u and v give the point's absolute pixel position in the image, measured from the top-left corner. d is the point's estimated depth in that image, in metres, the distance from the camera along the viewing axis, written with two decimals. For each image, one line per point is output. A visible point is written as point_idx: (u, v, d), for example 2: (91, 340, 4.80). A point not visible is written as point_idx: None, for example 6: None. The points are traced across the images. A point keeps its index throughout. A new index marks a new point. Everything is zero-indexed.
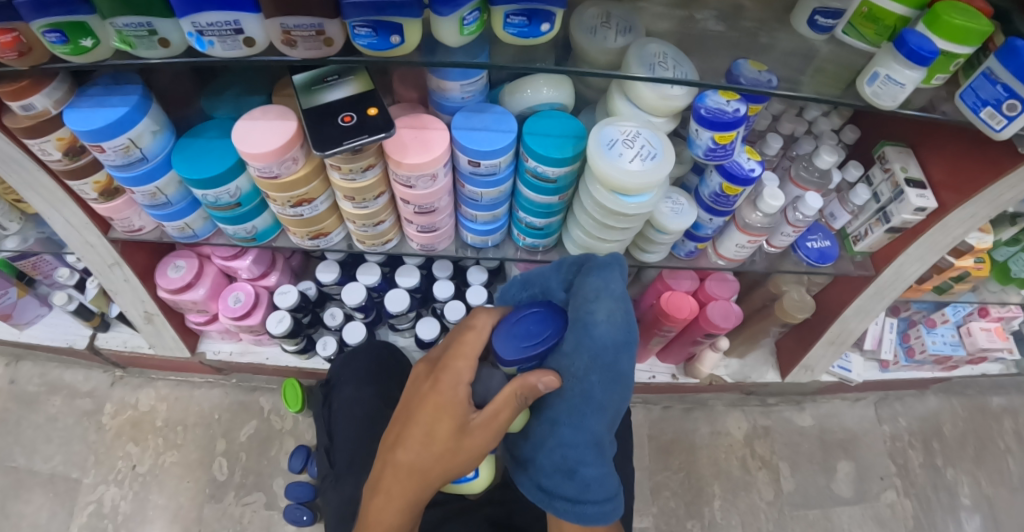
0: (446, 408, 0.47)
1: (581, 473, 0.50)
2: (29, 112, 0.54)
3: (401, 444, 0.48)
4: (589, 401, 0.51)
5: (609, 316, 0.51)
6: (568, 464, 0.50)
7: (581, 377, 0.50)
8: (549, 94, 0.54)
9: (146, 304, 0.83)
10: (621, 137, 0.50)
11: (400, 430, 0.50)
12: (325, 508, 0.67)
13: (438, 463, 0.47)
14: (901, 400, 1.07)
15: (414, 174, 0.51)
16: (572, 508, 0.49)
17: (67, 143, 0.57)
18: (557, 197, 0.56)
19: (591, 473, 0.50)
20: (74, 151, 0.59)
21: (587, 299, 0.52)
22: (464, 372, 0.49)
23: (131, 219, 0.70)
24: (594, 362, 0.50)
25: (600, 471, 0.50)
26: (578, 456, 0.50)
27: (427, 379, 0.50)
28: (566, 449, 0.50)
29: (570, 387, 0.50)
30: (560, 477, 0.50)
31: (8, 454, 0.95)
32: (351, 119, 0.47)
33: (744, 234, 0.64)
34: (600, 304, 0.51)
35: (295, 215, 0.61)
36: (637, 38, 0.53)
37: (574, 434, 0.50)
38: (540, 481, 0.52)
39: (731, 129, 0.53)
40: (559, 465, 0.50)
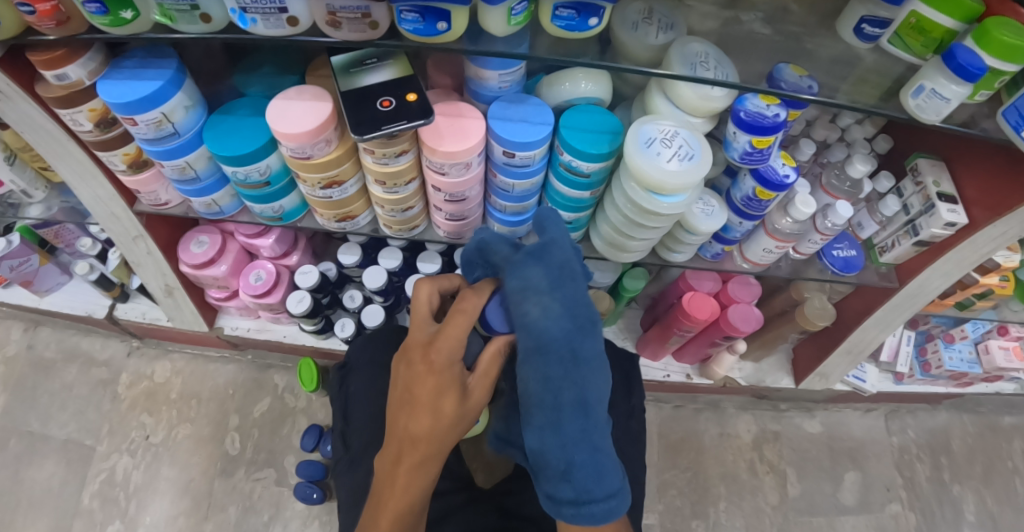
0: (446, 384, 0.46)
1: (578, 475, 0.46)
2: (63, 82, 0.54)
3: (409, 421, 0.47)
4: (565, 398, 0.47)
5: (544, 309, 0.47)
6: (565, 467, 0.47)
7: (541, 377, 0.47)
8: (587, 88, 0.53)
9: (167, 278, 0.84)
10: (659, 136, 0.50)
11: (402, 408, 0.48)
12: (340, 488, 0.65)
13: (449, 428, 0.47)
14: (913, 413, 1.06)
15: (448, 161, 0.51)
16: (578, 512, 0.46)
17: (99, 114, 0.57)
18: (588, 192, 0.56)
19: (586, 473, 0.46)
20: (105, 122, 0.59)
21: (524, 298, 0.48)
22: (457, 347, 0.47)
23: (158, 192, 0.70)
24: (535, 352, 0.47)
25: (598, 463, 0.47)
26: (569, 455, 0.47)
27: (419, 357, 0.47)
28: (561, 456, 0.47)
29: (542, 390, 0.47)
30: (558, 480, 0.47)
31: (24, 419, 0.97)
32: (390, 104, 0.46)
33: (772, 239, 0.64)
34: (530, 301, 0.48)
35: (325, 197, 0.61)
36: (679, 36, 0.53)
37: (562, 437, 0.47)
38: (545, 488, 0.49)
39: (770, 134, 0.52)
40: (554, 467, 0.47)
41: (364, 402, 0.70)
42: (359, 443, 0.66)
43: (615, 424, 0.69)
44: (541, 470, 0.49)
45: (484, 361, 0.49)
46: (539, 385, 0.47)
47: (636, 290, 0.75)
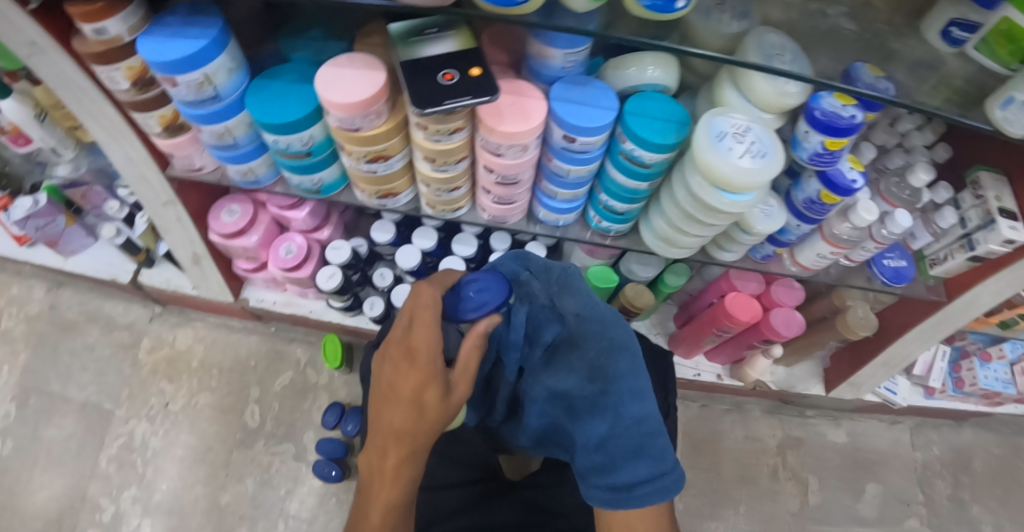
0: (429, 378, 0.43)
1: (649, 449, 0.46)
2: (101, 37, 0.50)
3: (390, 414, 0.44)
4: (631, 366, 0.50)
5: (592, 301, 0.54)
6: (636, 445, 0.46)
7: (602, 351, 0.50)
8: (655, 74, 0.51)
9: (196, 246, 0.82)
10: (731, 130, 0.48)
11: (382, 403, 0.45)
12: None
13: (426, 428, 0.43)
14: (937, 429, 1.04)
15: (505, 142, 0.49)
16: (652, 490, 0.44)
17: (137, 72, 0.54)
18: (646, 183, 0.54)
19: (660, 447, 0.46)
20: (142, 82, 0.56)
21: (574, 293, 0.53)
22: (434, 337, 0.44)
23: (192, 157, 0.69)
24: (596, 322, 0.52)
25: (663, 440, 0.47)
26: (639, 435, 0.46)
27: (399, 348, 0.45)
28: (631, 437, 0.46)
29: (611, 362, 0.49)
30: (632, 458, 0.45)
31: (45, 379, 0.97)
32: (452, 77, 0.43)
33: (829, 245, 0.62)
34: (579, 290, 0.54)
35: (369, 171, 0.58)
36: (753, 25, 0.50)
37: (625, 415, 0.47)
38: (610, 480, 0.45)
39: (844, 136, 0.51)
40: (630, 448, 0.46)
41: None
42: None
43: None
44: (599, 463, 0.46)
45: (467, 357, 0.45)
46: (601, 359, 0.49)
47: (677, 286, 0.73)
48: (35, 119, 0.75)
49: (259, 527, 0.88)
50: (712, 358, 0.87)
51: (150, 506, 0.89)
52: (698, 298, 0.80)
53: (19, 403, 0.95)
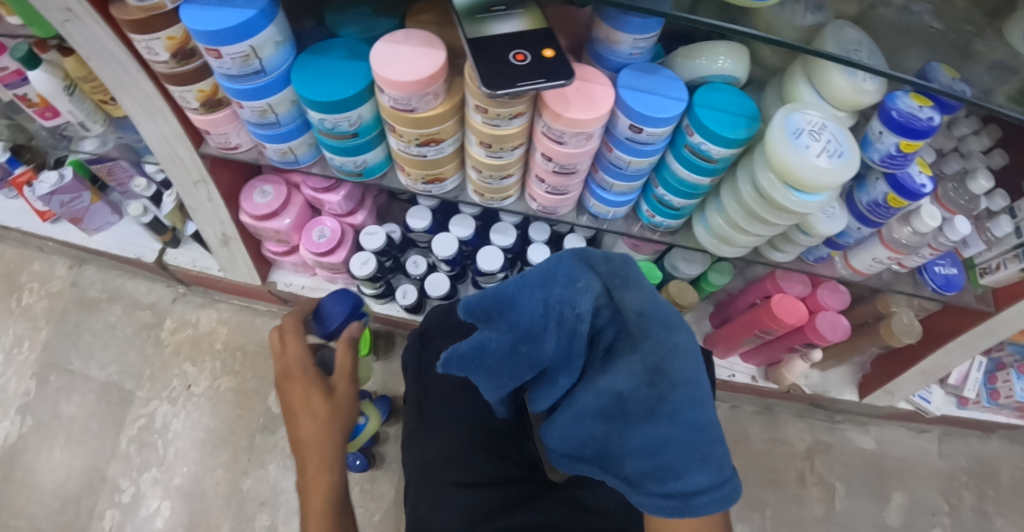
0: (311, 385, 0.60)
1: (711, 455, 0.37)
2: (143, 4, 0.47)
3: (298, 428, 0.58)
4: (699, 369, 0.38)
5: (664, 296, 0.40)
6: (691, 451, 0.37)
7: (666, 354, 0.37)
8: (725, 65, 0.49)
9: (225, 227, 0.81)
10: (807, 127, 0.47)
11: (292, 423, 0.60)
12: (414, 461, 0.65)
13: (329, 425, 0.59)
14: (965, 440, 1.01)
15: (569, 130, 0.47)
16: (713, 500, 0.37)
17: (177, 43, 0.52)
18: (709, 178, 0.53)
19: (717, 454, 0.38)
20: (182, 54, 0.54)
21: (637, 286, 0.38)
22: (301, 348, 0.64)
23: (229, 135, 0.66)
24: (662, 327, 0.38)
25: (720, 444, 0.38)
26: (699, 437, 0.37)
27: (286, 380, 0.61)
28: (684, 448, 0.37)
29: (677, 366, 0.37)
30: (693, 464, 0.37)
31: (66, 356, 0.96)
32: (525, 58, 0.41)
33: (886, 250, 0.61)
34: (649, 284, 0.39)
35: (418, 155, 0.56)
36: (828, 18, 0.48)
37: (682, 421, 0.37)
38: (665, 489, 0.37)
39: (921, 139, 0.48)
40: (689, 452, 0.37)
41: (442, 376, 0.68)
42: (434, 412, 0.66)
43: None
44: (655, 470, 0.38)
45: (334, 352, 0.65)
46: (662, 361, 0.37)
47: (720, 285, 0.72)
48: (64, 92, 0.71)
49: (280, 513, 0.87)
50: (747, 359, 0.88)
51: (170, 489, 0.88)
52: (738, 297, 0.80)
53: (41, 379, 0.95)
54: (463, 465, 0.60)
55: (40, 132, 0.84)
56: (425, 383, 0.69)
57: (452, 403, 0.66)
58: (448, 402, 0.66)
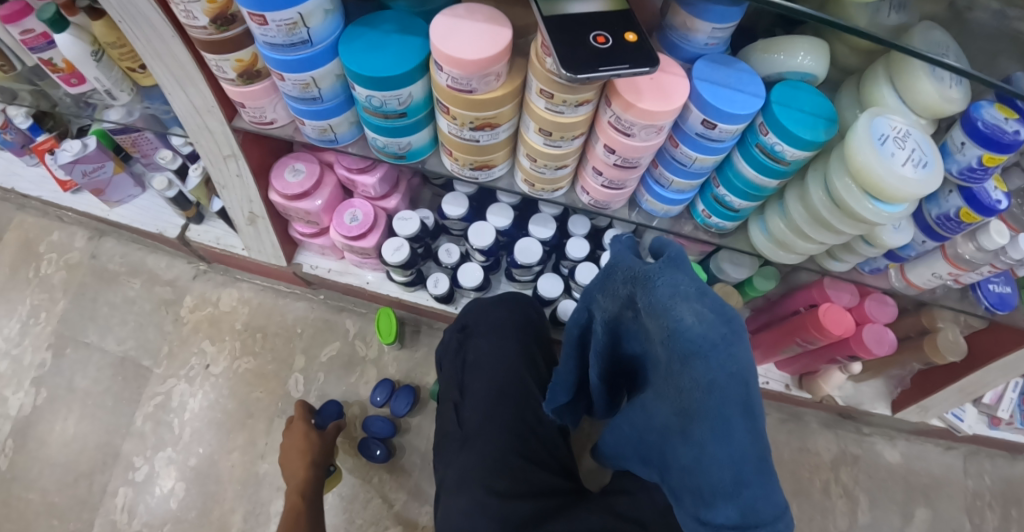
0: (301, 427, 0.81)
1: (741, 493, 0.32)
2: None
3: (291, 459, 0.78)
4: (731, 400, 0.32)
5: (700, 317, 0.32)
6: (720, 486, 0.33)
7: (686, 384, 0.34)
8: (805, 62, 0.46)
9: (253, 205, 0.78)
10: (892, 133, 0.44)
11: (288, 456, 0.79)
12: (449, 468, 0.62)
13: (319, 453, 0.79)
14: (991, 459, 0.98)
15: (640, 122, 0.44)
16: None
17: (218, 7, 0.49)
18: (777, 181, 0.50)
19: (753, 494, 0.32)
20: (223, 19, 0.51)
21: (659, 311, 0.34)
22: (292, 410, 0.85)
23: (265, 109, 0.63)
24: (681, 362, 0.33)
25: (763, 480, 0.33)
26: (736, 472, 0.33)
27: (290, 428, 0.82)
28: (713, 483, 0.34)
29: (693, 399, 0.33)
30: (719, 500, 0.33)
31: (83, 329, 0.95)
32: (605, 41, 0.38)
33: (948, 265, 0.59)
34: (683, 306, 0.33)
35: (471, 140, 0.53)
36: (913, 19, 0.45)
37: (707, 452, 0.33)
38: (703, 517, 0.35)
39: (1006, 152, 0.46)
40: (715, 487, 0.33)
41: (484, 378, 0.67)
42: (475, 415, 0.64)
43: None
44: (691, 490, 0.36)
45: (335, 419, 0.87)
46: (685, 389, 0.34)
47: (764, 290, 0.70)
48: (92, 58, 0.67)
49: None
50: (781, 367, 0.87)
51: (185, 470, 0.87)
52: (780, 303, 0.79)
53: (56, 351, 0.93)
54: (506, 473, 0.58)
55: (62, 98, 0.81)
56: (464, 383, 0.68)
57: (491, 406, 0.64)
58: (488, 405, 0.64)
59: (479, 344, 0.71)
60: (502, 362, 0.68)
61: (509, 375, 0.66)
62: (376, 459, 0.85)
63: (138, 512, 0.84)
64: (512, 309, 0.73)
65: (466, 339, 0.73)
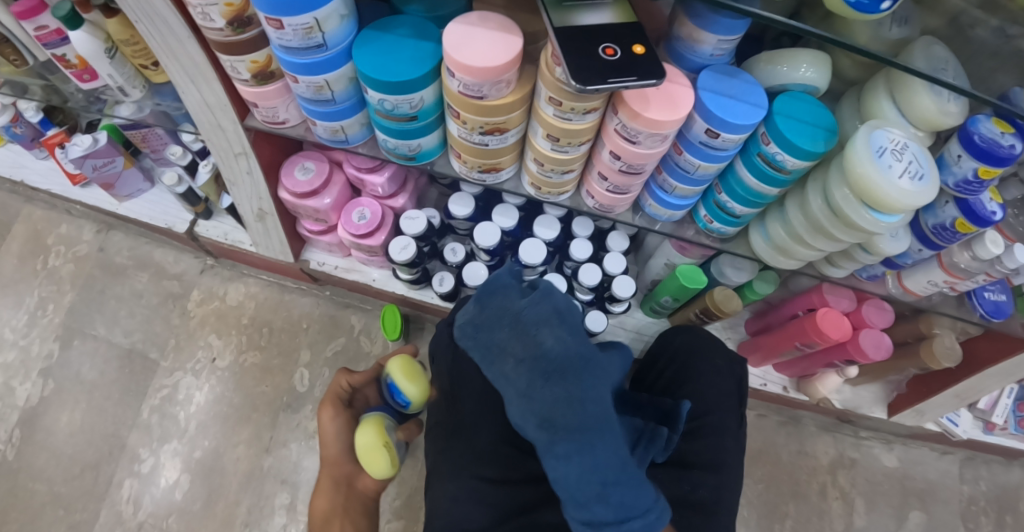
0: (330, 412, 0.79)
1: (613, 494, 0.44)
2: None
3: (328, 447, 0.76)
4: (590, 417, 0.45)
5: (558, 339, 0.47)
6: (598, 489, 0.43)
7: (549, 398, 0.45)
8: (807, 74, 0.47)
9: (262, 202, 0.79)
10: (891, 145, 0.45)
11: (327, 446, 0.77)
12: (442, 455, 0.64)
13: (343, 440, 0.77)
14: (987, 465, 0.99)
15: (646, 130, 0.45)
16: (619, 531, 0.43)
17: (235, 10, 0.50)
18: (778, 189, 0.52)
19: (621, 493, 0.44)
20: (239, 21, 0.52)
21: (535, 331, 0.47)
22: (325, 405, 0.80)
23: (277, 109, 0.64)
24: (554, 382, 0.45)
25: (631, 481, 0.45)
26: (600, 477, 0.44)
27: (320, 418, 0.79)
28: (596, 503, 0.43)
29: (562, 413, 0.45)
30: (591, 501, 0.44)
31: (90, 322, 0.96)
32: (614, 53, 0.40)
33: (944, 273, 0.60)
34: (548, 329, 0.47)
35: (479, 143, 0.54)
36: (914, 33, 0.46)
37: (595, 455, 0.44)
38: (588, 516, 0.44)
39: (1001, 165, 0.47)
40: (586, 489, 0.43)
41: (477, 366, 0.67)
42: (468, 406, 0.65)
43: (729, 432, 0.70)
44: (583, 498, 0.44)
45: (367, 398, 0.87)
46: (548, 404, 0.45)
47: (763, 294, 0.72)
48: (105, 54, 0.69)
49: (300, 491, 0.87)
50: (780, 370, 0.88)
51: (191, 462, 0.88)
52: (779, 307, 0.80)
53: (63, 343, 0.95)
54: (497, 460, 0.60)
55: (73, 93, 0.82)
56: (456, 372, 0.68)
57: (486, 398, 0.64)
58: (481, 394, 0.65)
59: None
60: None
61: None
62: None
63: (143, 503, 0.86)
64: None
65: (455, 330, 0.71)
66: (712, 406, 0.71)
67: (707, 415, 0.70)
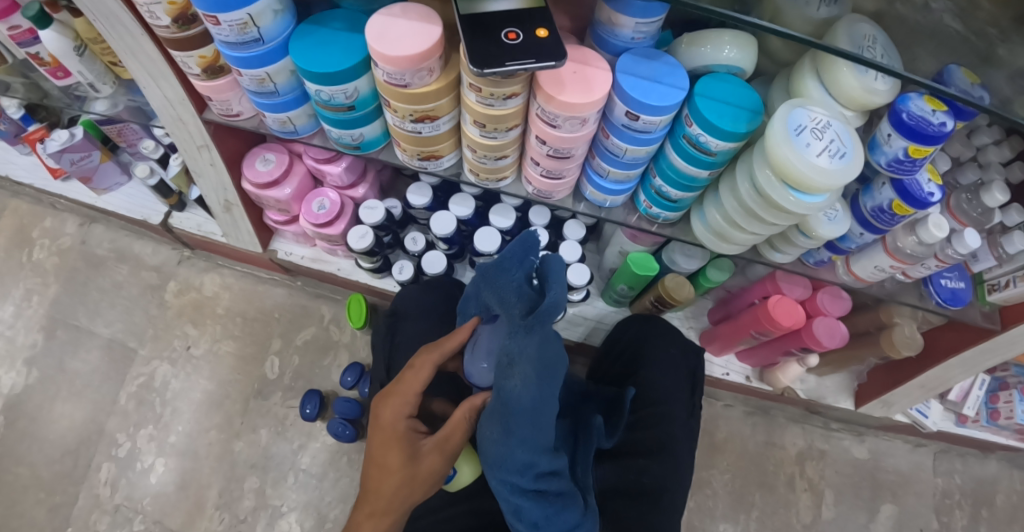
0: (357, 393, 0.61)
1: (530, 516, 0.46)
2: None
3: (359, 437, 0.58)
4: (512, 458, 0.44)
5: (523, 382, 0.42)
6: (513, 507, 0.46)
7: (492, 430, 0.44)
8: (730, 55, 0.47)
9: (228, 193, 0.81)
10: (810, 124, 0.45)
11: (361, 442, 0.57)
12: None
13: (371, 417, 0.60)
14: (963, 458, 0.97)
15: (563, 114, 0.46)
16: None
17: (178, 8, 0.51)
18: (707, 171, 0.51)
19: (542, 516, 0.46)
20: (184, 19, 0.54)
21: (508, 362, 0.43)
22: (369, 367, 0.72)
23: (231, 102, 0.65)
24: (501, 422, 0.44)
25: (553, 509, 0.46)
26: (517, 499, 0.46)
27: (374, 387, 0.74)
28: (521, 518, 0.47)
29: (489, 448, 0.45)
30: (511, 514, 0.47)
31: (73, 312, 0.99)
32: (516, 37, 0.41)
33: (889, 258, 0.60)
34: (513, 372, 0.42)
35: (413, 131, 0.55)
36: (844, 12, 0.45)
37: (511, 484, 0.45)
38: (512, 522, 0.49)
39: (931, 144, 0.46)
40: (506, 504, 0.47)
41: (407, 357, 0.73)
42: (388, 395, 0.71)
43: (679, 421, 0.70)
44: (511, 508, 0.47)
45: (405, 381, 0.52)
46: (489, 430, 0.45)
47: (717, 281, 0.72)
48: (74, 52, 0.71)
49: (269, 476, 0.89)
50: (743, 359, 0.89)
51: (165, 446, 0.91)
52: (738, 295, 0.79)
53: (47, 334, 0.98)
54: None
55: (52, 90, 0.84)
56: (390, 365, 0.74)
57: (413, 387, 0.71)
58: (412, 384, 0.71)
59: (405, 328, 0.77)
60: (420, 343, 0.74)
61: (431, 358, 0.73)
62: (304, 416, 0.88)
63: (121, 486, 0.89)
64: (442, 286, 0.79)
65: (394, 322, 0.78)
66: (662, 397, 0.71)
67: (658, 404, 0.71)
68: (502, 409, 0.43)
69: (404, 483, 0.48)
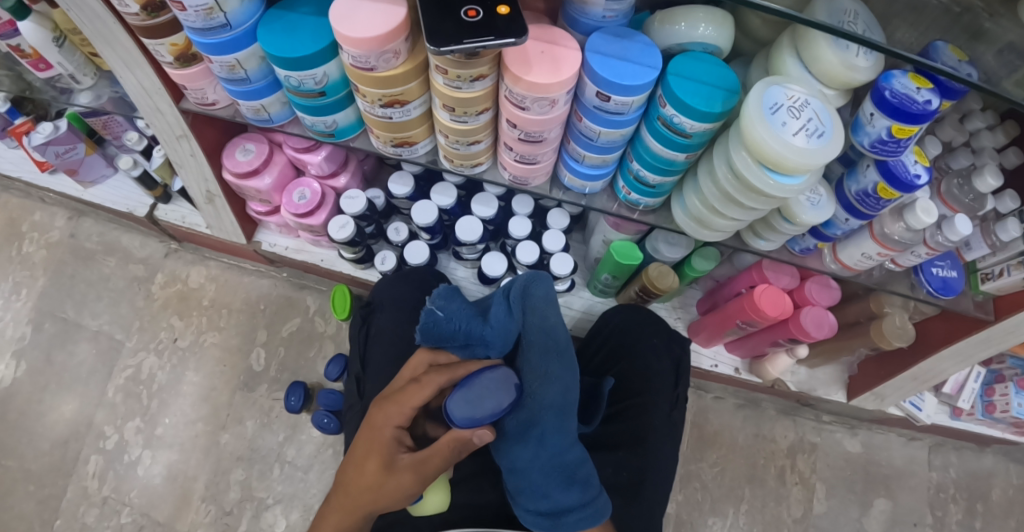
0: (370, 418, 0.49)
1: (580, 474, 0.50)
2: None
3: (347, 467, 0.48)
4: (564, 398, 0.52)
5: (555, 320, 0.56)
6: (566, 469, 0.49)
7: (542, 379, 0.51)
8: (706, 33, 0.46)
9: (209, 184, 0.81)
10: (787, 102, 0.43)
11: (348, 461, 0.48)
12: None
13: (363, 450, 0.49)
14: (958, 451, 0.96)
15: (531, 94, 0.44)
16: (584, 514, 0.49)
17: None
18: (684, 154, 0.50)
19: (587, 472, 0.50)
20: (152, 6, 0.51)
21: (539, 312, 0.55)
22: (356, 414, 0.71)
23: (206, 91, 0.64)
24: (556, 362, 0.53)
25: (589, 463, 0.51)
26: (571, 454, 0.50)
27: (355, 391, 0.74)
28: (568, 488, 0.49)
29: (547, 393, 0.51)
30: (560, 485, 0.49)
31: (60, 305, 0.99)
32: (476, 14, 0.40)
33: (876, 245, 0.58)
34: (549, 310, 0.56)
35: (384, 117, 0.54)
36: None
37: (561, 433, 0.50)
38: (539, 506, 0.49)
39: (915, 123, 0.44)
40: (557, 473, 0.49)
41: (382, 349, 0.75)
42: (365, 384, 0.73)
43: (661, 411, 0.69)
44: (566, 471, 0.49)
45: (407, 391, 0.47)
46: (540, 385, 0.51)
47: (703, 271, 0.71)
48: (54, 43, 0.70)
49: (256, 468, 0.89)
50: (731, 350, 0.87)
51: (152, 438, 0.91)
52: (724, 285, 0.78)
53: (36, 326, 0.98)
54: None
55: (35, 81, 0.83)
56: (366, 356, 0.75)
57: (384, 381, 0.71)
58: (387, 380, 0.71)
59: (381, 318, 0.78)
60: (399, 334, 0.75)
61: (406, 347, 0.74)
62: (289, 408, 0.88)
63: (108, 479, 0.89)
64: (415, 277, 0.79)
65: (370, 312, 0.80)
66: (642, 387, 0.71)
67: (634, 396, 0.71)
68: (552, 343, 0.54)
69: (376, 495, 0.44)
